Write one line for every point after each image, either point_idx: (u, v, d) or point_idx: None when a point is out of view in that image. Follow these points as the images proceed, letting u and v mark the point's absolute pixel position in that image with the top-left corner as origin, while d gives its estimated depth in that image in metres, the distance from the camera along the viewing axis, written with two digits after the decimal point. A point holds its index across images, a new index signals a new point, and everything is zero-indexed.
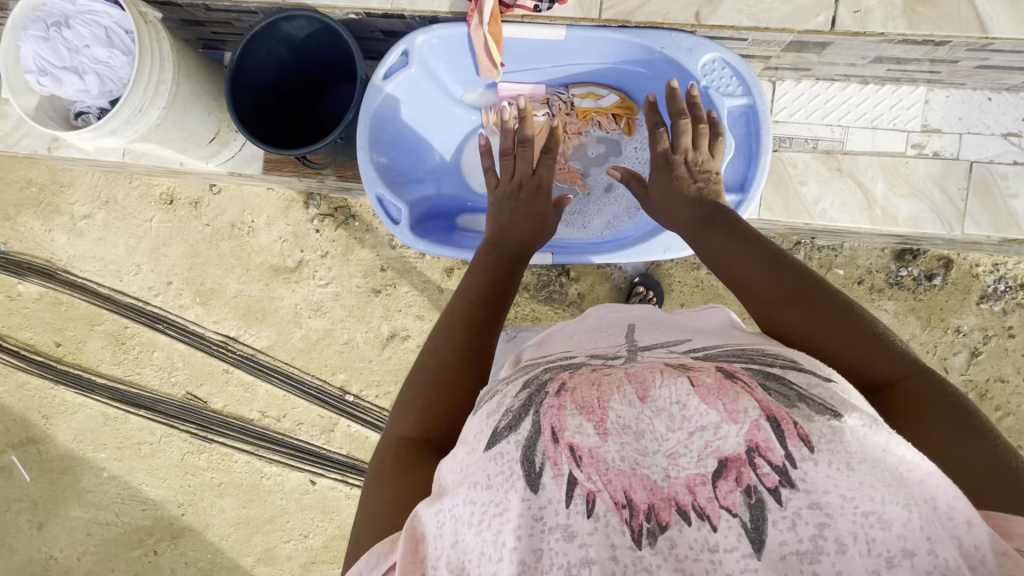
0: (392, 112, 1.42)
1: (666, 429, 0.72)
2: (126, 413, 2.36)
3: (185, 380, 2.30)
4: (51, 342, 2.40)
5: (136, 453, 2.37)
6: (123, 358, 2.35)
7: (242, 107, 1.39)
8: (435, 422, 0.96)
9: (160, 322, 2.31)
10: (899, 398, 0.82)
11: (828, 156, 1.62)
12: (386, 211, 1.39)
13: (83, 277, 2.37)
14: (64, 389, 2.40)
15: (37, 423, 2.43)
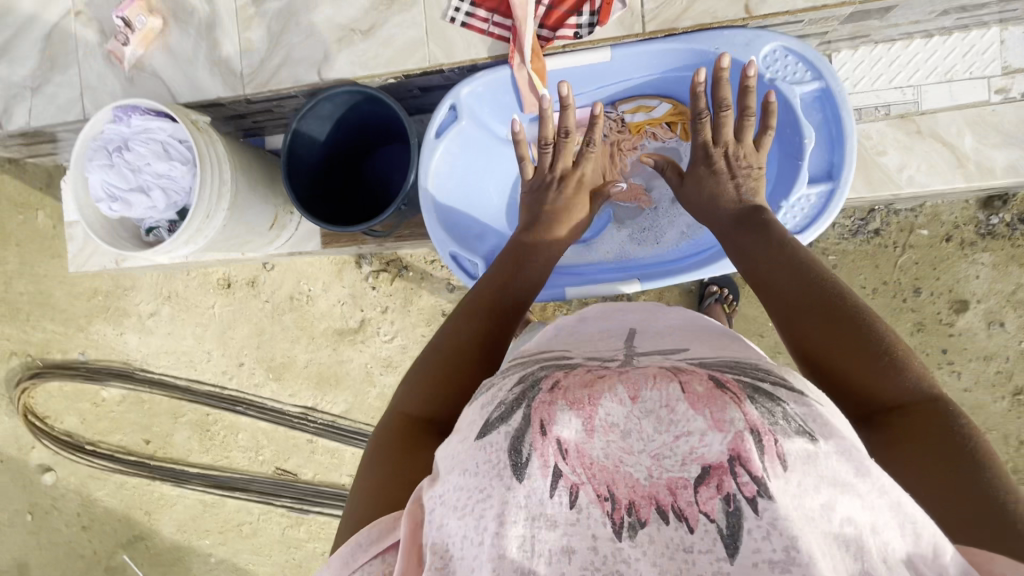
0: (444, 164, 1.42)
1: (653, 430, 0.74)
2: (222, 497, 2.40)
3: (273, 457, 2.34)
4: (140, 441, 2.47)
5: (237, 535, 2.42)
6: (210, 445, 2.41)
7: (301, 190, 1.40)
8: (437, 404, 1.04)
9: (239, 404, 2.35)
10: (901, 419, 0.89)
11: (903, 120, 1.54)
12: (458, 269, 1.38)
13: (159, 373, 2.44)
14: (159, 484, 2.47)
15: (141, 521, 2.51)
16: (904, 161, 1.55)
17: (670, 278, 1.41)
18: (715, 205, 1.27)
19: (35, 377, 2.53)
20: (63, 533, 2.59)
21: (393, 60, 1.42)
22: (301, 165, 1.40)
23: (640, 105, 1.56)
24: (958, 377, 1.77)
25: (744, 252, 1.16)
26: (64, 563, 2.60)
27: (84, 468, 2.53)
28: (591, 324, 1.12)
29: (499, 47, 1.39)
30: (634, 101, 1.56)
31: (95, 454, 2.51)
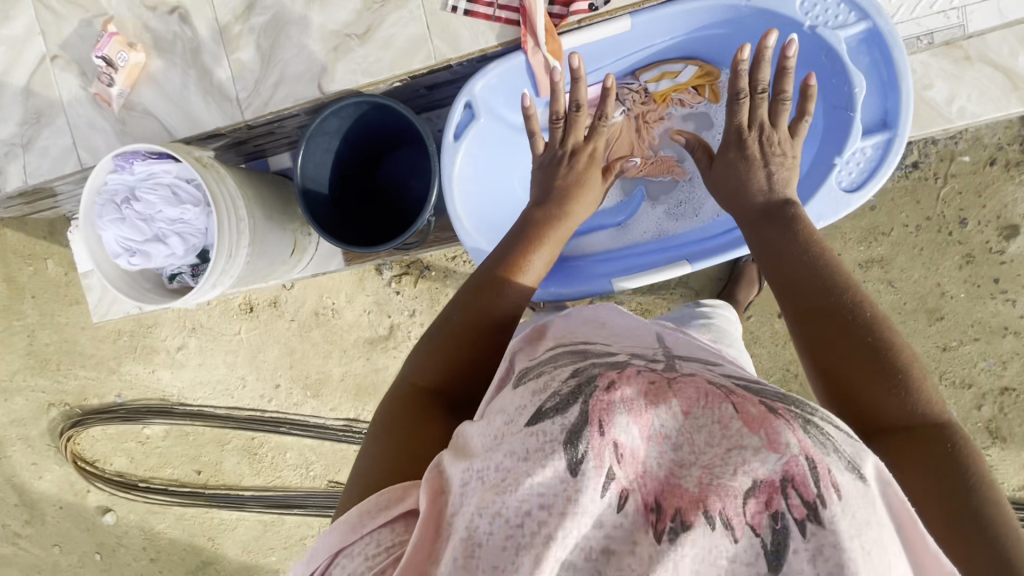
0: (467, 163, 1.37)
1: (706, 442, 0.71)
2: (282, 515, 2.43)
3: (324, 471, 2.35)
4: (191, 472, 2.50)
5: (301, 549, 2.46)
6: (260, 467, 2.43)
7: (321, 210, 1.37)
8: (448, 375, 1.05)
9: (282, 426, 2.35)
10: (904, 442, 0.83)
11: (949, 48, 1.48)
12: None
13: (197, 404, 2.44)
14: (218, 510, 2.50)
15: (206, 548, 2.56)
16: (949, 93, 1.51)
17: (713, 255, 1.36)
18: (744, 198, 1.18)
19: (77, 425, 2.54)
20: (133, 568, 2.65)
21: (399, 61, 1.38)
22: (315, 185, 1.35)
23: (664, 72, 1.53)
24: (1013, 306, 1.71)
25: (763, 248, 1.10)
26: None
27: (141, 505, 2.57)
28: (617, 317, 1.09)
29: (506, 31, 1.34)
30: (657, 68, 1.54)
31: (150, 491, 2.55)
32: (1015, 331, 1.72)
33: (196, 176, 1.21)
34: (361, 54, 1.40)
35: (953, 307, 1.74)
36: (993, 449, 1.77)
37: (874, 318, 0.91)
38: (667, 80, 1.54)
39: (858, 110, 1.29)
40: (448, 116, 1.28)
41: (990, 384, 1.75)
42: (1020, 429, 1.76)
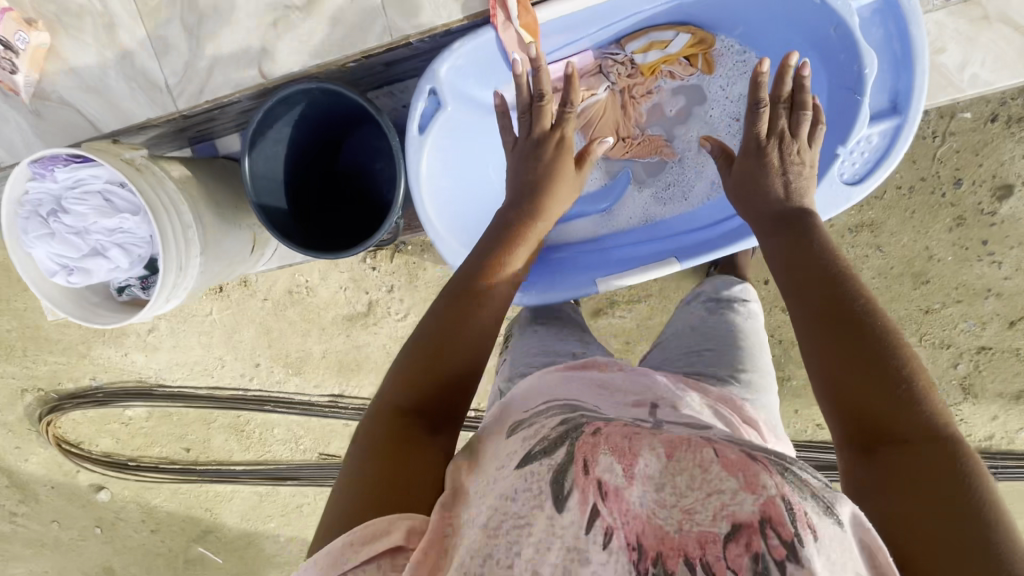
0: (437, 158, 1.33)
1: (686, 486, 0.72)
2: (276, 486, 2.47)
3: (314, 444, 2.36)
4: (179, 450, 2.49)
5: (299, 515, 2.53)
6: (249, 443, 2.43)
7: (276, 212, 1.32)
8: (426, 393, 0.98)
9: (266, 404, 2.32)
10: (907, 455, 0.82)
11: (967, 6, 1.39)
12: None
13: (177, 385, 2.39)
14: (212, 484, 2.53)
15: (205, 517, 2.62)
16: (967, 60, 1.44)
17: (707, 251, 1.38)
18: (762, 200, 1.18)
19: (54, 411, 2.47)
20: (136, 537, 2.72)
21: (355, 36, 1.33)
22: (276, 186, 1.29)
23: (652, 42, 1.44)
24: (999, 267, 1.69)
25: (777, 256, 1.09)
26: (144, 563, 2.76)
27: (134, 482, 2.58)
28: (624, 377, 1.07)
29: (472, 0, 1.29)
30: (644, 37, 1.44)
31: (141, 468, 2.55)
32: (998, 293, 1.71)
33: (121, 179, 1.18)
34: (314, 31, 1.34)
35: (939, 270, 1.72)
36: (964, 405, 1.83)
37: (883, 333, 0.91)
38: (656, 50, 1.45)
39: (868, 94, 1.25)
40: (410, 111, 1.23)
41: (968, 345, 1.77)
42: (992, 385, 1.81)
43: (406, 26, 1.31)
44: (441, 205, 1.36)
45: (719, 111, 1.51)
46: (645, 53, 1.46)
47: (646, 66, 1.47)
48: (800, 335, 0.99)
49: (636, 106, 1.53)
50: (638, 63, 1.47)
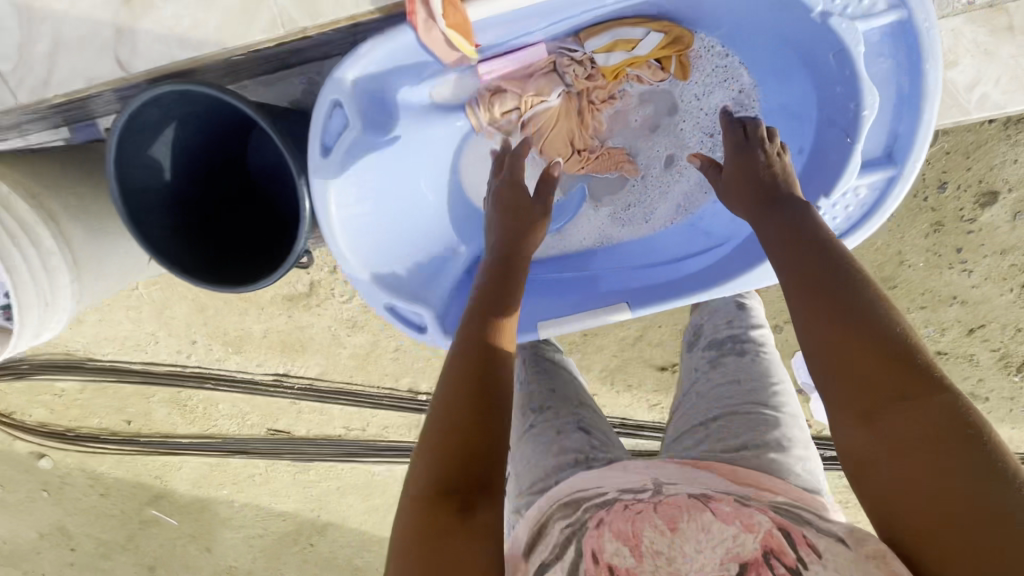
0: (361, 181, 1.11)
1: (694, 545, 0.78)
2: (225, 457, 2.40)
3: (261, 419, 2.28)
4: (119, 421, 2.39)
5: (253, 484, 2.49)
6: (194, 418, 2.33)
7: (169, 245, 1.00)
8: (455, 463, 0.81)
9: (205, 381, 2.21)
10: (906, 407, 0.72)
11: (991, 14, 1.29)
12: (408, 320, 1.18)
13: (110, 358, 2.21)
14: (157, 453, 2.44)
15: (156, 486, 2.56)
16: (975, 78, 1.34)
17: (666, 298, 1.24)
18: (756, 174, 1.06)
19: None
20: (81, 505, 2.64)
21: (238, 25, 1.11)
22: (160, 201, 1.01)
23: (617, 40, 1.18)
24: (968, 276, 1.63)
25: (771, 243, 0.95)
26: (95, 529, 2.70)
27: (74, 453, 2.47)
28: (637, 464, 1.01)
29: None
30: (608, 33, 1.18)
31: (80, 439, 2.43)
32: (964, 300, 1.66)
33: None
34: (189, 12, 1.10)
35: (908, 276, 1.64)
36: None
37: (880, 300, 0.81)
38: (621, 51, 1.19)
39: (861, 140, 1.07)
40: (311, 127, 0.99)
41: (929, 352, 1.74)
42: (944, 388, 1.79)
43: (302, 17, 1.10)
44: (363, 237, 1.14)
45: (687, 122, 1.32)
46: (609, 53, 1.20)
47: (608, 69, 1.22)
48: (791, 304, 0.87)
49: (598, 113, 1.30)
50: (601, 65, 1.21)
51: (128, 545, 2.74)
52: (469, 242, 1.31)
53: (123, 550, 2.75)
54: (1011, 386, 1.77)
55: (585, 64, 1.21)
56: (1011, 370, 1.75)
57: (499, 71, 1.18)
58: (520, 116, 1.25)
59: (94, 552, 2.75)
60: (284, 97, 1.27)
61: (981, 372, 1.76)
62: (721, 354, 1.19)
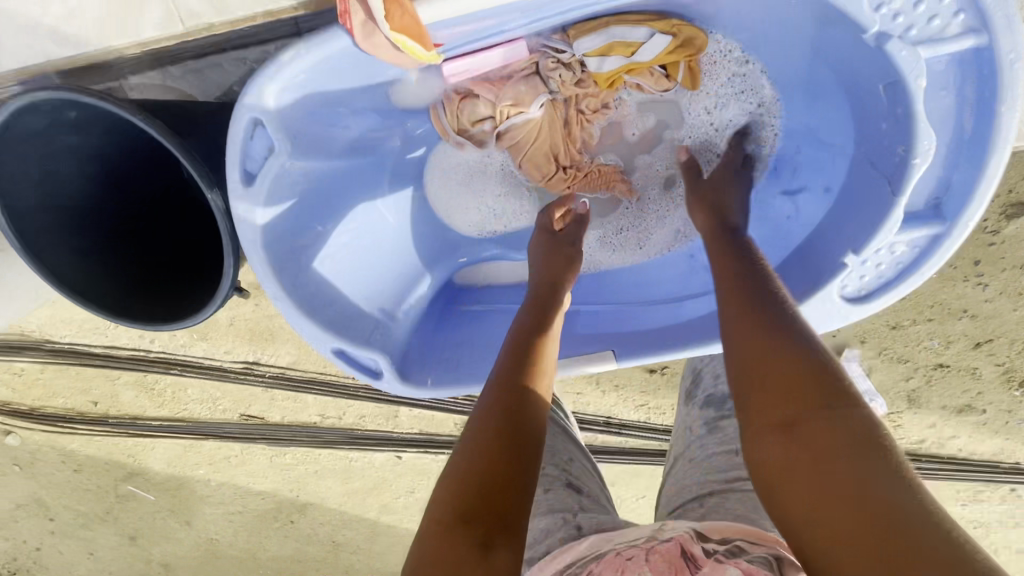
0: (338, 190, 0.81)
1: None
2: (176, 434, 1.64)
3: (236, 406, 1.59)
4: (82, 404, 1.60)
5: (227, 466, 1.70)
6: (165, 401, 1.61)
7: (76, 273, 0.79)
8: (479, 508, 0.54)
9: (175, 364, 1.56)
10: (805, 421, 0.50)
11: None
12: (355, 369, 0.81)
13: (66, 342, 1.56)
14: (121, 434, 1.65)
15: (131, 465, 1.70)
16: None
17: (687, 343, 0.81)
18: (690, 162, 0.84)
19: None
20: (58, 488, 1.72)
21: (127, 16, 0.74)
22: (82, 215, 0.82)
23: (614, 43, 0.72)
24: None
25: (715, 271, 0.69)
26: (70, 500, 1.74)
27: (46, 432, 1.63)
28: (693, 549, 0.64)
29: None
30: (602, 32, 0.71)
31: (52, 419, 1.62)
32: (973, 315, 1.15)
33: None
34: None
35: None
36: (904, 415, 1.24)
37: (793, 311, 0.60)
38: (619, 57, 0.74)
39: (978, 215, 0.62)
40: (228, 152, 0.65)
41: (924, 363, 1.19)
42: (938, 396, 1.22)
43: (205, 8, 0.74)
44: (359, 265, 0.84)
45: (717, 150, 0.86)
46: (603, 59, 0.74)
47: (599, 78, 0.78)
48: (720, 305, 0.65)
49: (585, 128, 0.87)
50: (591, 72, 0.77)
51: (106, 518, 1.77)
52: (434, 264, 0.94)
53: (104, 522, 1.78)
54: (1014, 402, 1.21)
55: (568, 68, 0.77)
56: (1015, 384, 1.20)
57: (471, 75, 0.76)
58: (496, 127, 0.83)
59: (73, 524, 1.77)
60: (218, 87, 0.81)
61: (980, 387, 1.20)
62: (721, 415, 0.88)
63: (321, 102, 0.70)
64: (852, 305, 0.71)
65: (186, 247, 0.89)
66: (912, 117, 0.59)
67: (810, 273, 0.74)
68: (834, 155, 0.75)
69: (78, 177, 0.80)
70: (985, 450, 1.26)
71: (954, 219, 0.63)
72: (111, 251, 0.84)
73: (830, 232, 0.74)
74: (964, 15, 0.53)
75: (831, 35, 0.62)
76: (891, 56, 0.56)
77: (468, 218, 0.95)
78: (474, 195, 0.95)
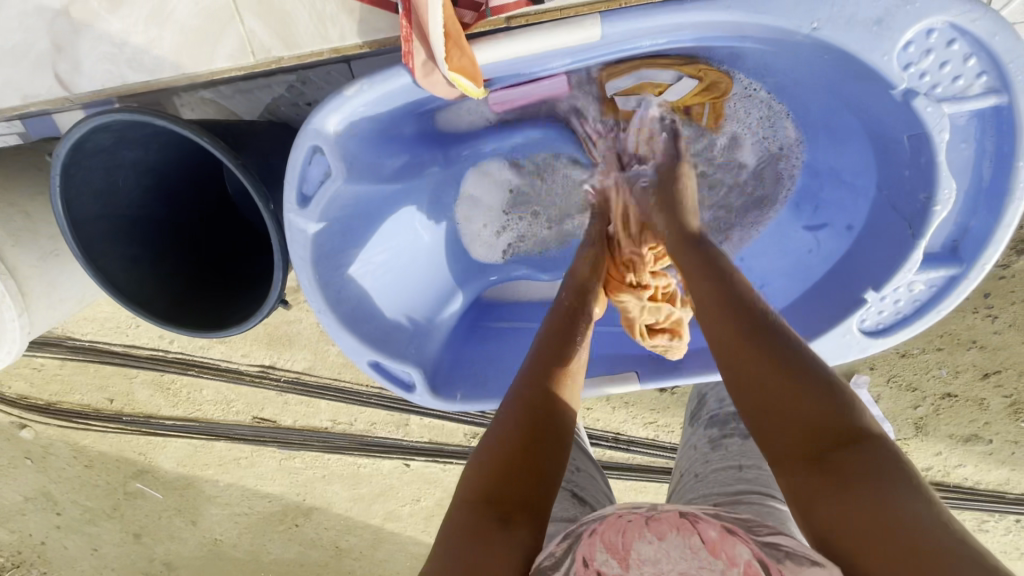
0: (378, 211, 0.83)
1: None
2: (188, 435, 1.64)
3: (249, 408, 1.58)
4: (98, 401, 1.62)
5: (236, 467, 1.68)
6: (179, 401, 1.61)
7: (143, 279, 0.85)
8: (508, 486, 0.57)
9: (191, 366, 1.55)
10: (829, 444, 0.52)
11: None
12: (388, 381, 0.85)
13: (87, 340, 1.56)
14: (134, 433, 1.65)
15: (141, 463, 1.70)
16: None
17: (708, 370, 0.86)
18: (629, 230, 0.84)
19: None
20: (68, 483, 1.74)
21: (198, 49, 0.76)
22: (135, 228, 0.86)
23: (643, 83, 0.80)
24: None
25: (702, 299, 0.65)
26: (77, 494, 1.75)
27: (62, 427, 1.65)
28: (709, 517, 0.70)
29: (373, 17, 0.72)
30: (632, 74, 0.78)
31: (67, 414, 1.64)
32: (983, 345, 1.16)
33: None
34: (138, 25, 0.76)
35: None
36: (912, 441, 1.26)
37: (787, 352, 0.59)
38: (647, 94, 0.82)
39: (990, 261, 0.66)
40: (290, 170, 0.70)
41: (932, 391, 1.20)
42: (945, 423, 1.23)
43: (276, 43, 0.75)
44: (393, 284, 0.88)
45: (742, 186, 0.87)
46: (632, 95, 0.83)
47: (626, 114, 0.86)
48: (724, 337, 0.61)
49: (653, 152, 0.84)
50: (619, 112, 0.86)
51: (112, 514, 1.78)
52: (465, 282, 0.97)
53: (109, 518, 1.79)
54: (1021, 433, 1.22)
55: (598, 108, 0.86)
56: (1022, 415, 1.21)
57: (511, 101, 0.83)
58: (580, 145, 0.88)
59: (80, 518, 1.79)
60: (260, 107, 0.88)
61: (986, 417, 1.22)
62: (723, 433, 0.91)
63: (376, 128, 0.75)
64: (870, 338, 0.74)
65: (229, 263, 0.94)
66: (934, 165, 0.63)
67: (829, 307, 0.78)
68: (856, 195, 0.78)
69: (134, 190, 0.84)
70: (991, 478, 1.27)
71: (971, 261, 0.67)
72: (163, 261, 0.88)
73: (852, 268, 0.77)
74: (986, 76, 0.57)
75: (857, 89, 0.66)
76: (916, 111, 0.60)
77: (484, 241, 0.98)
78: (485, 211, 0.96)
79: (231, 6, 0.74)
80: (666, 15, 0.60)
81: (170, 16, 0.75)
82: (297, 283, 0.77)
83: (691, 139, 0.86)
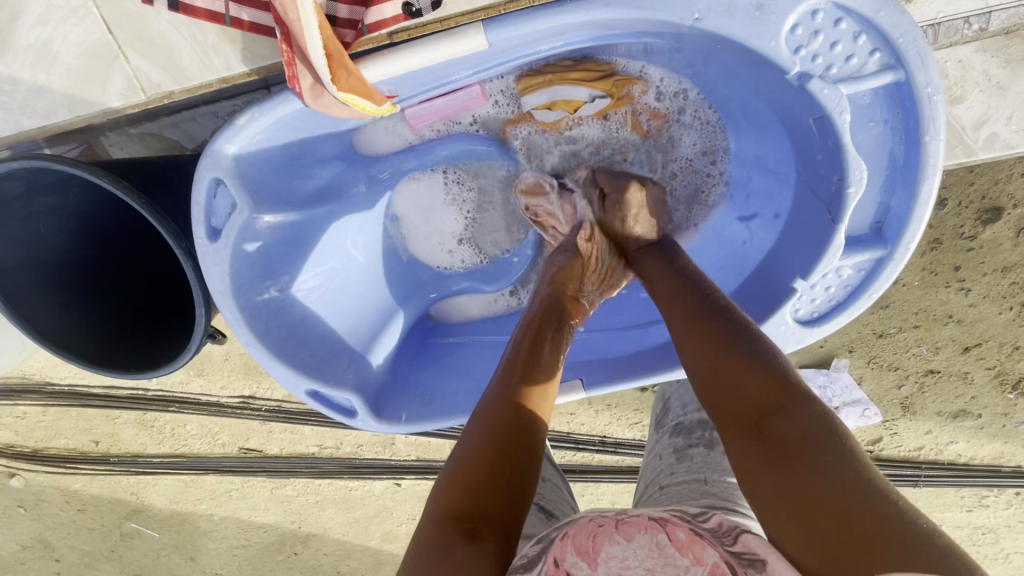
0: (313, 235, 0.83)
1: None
2: (174, 471, 1.43)
3: (234, 439, 1.38)
4: (84, 444, 1.42)
5: (227, 501, 1.47)
6: (164, 438, 1.41)
7: (72, 324, 0.84)
8: (479, 496, 0.53)
9: (171, 402, 1.35)
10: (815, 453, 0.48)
11: None
12: (328, 407, 0.82)
13: (64, 382, 1.35)
14: (121, 475, 1.45)
15: (134, 503, 1.50)
16: (984, 112, 0.80)
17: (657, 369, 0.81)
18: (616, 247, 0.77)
19: None
20: (64, 528, 1.55)
21: (91, 90, 0.76)
22: (59, 273, 0.83)
23: (557, 100, 0.80)
24: None
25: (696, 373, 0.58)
26: (74, 539, 1.56)
27: (50, 473, 1.46)
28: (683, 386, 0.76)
29: (256, 44, 0.72)
30: (545, 90, 0.79)
31: (56, 460, 1.45)
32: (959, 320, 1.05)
33: None
34: (25, 71, 0.75)
35: None
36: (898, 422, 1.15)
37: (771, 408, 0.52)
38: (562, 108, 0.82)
39: (909, 246, 0.64)
40: (195, 203, 0.69)
41: (914, 368, 1.10)
42: (933, 401, 1.13)
43: (165, 79, 0.75)
44: (331, 309, 0.86)
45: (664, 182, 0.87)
46: (549, 111, 0.82)
47: (546, 126, 0.86)
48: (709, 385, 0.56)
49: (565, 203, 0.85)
50: (540, 122, 0.85)
51: (111, 556, 1.58)
52: (406, 301, 0.95)
53: (109, 560, 1.59)
54: (1010, 405, 1.12)
55: (512, 117, 0.86)
56: (1010, 386, 1.10)
57: (429, 117, 0.82)
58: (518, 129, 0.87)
59: (80, 563, 1.59)
60: (191, 140, 0.86)
61: (973, 391, 1.11)
62: (688, 442, 0.88)
63: (285, 155, 0.75)
64: (806, 327, 0.71)
65: (169, 300, 0.92)
66: (841, 148, 0.62)
67: (762, 299, 0.75)
68: (781, 183, 0.76)
69: (57, 236, 0.81)
70: (984, 453, 1.17)
71: (895, 241, 0.64)
72: (93, 304, 0.86)
73: (782, 260, 0.75)
74: (878, 53, 0.56)
75: (755, 75, 0.65)
76: (814, 93, 0.59)
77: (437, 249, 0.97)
78: (436, 219, 0.95)
79: (114, 44, 0.74)
80: (548, 17, 0.59)
81: (55, 60, 0.75)
82: (222, 316, 0.75)
83: (612, 141, 0.86)
